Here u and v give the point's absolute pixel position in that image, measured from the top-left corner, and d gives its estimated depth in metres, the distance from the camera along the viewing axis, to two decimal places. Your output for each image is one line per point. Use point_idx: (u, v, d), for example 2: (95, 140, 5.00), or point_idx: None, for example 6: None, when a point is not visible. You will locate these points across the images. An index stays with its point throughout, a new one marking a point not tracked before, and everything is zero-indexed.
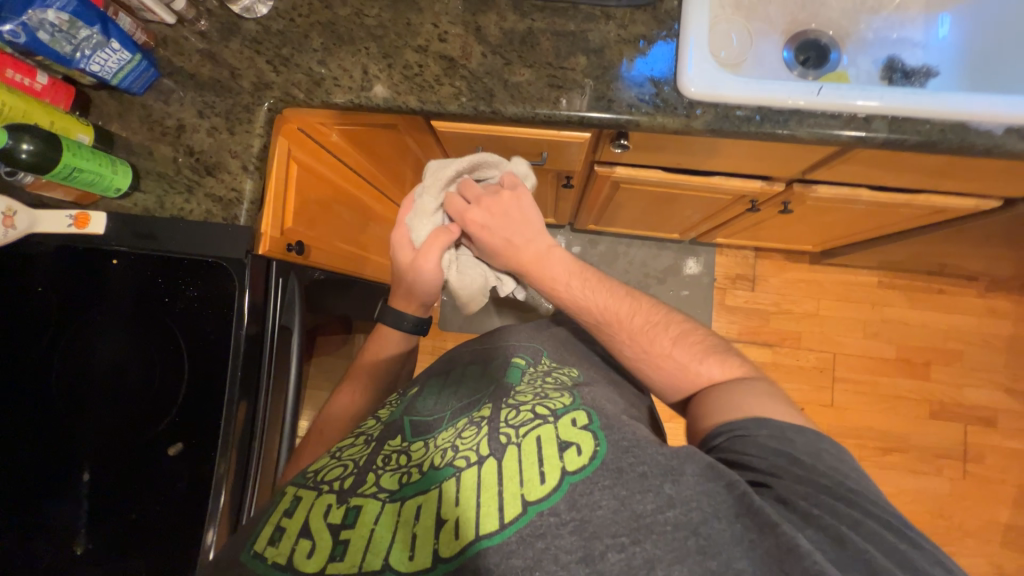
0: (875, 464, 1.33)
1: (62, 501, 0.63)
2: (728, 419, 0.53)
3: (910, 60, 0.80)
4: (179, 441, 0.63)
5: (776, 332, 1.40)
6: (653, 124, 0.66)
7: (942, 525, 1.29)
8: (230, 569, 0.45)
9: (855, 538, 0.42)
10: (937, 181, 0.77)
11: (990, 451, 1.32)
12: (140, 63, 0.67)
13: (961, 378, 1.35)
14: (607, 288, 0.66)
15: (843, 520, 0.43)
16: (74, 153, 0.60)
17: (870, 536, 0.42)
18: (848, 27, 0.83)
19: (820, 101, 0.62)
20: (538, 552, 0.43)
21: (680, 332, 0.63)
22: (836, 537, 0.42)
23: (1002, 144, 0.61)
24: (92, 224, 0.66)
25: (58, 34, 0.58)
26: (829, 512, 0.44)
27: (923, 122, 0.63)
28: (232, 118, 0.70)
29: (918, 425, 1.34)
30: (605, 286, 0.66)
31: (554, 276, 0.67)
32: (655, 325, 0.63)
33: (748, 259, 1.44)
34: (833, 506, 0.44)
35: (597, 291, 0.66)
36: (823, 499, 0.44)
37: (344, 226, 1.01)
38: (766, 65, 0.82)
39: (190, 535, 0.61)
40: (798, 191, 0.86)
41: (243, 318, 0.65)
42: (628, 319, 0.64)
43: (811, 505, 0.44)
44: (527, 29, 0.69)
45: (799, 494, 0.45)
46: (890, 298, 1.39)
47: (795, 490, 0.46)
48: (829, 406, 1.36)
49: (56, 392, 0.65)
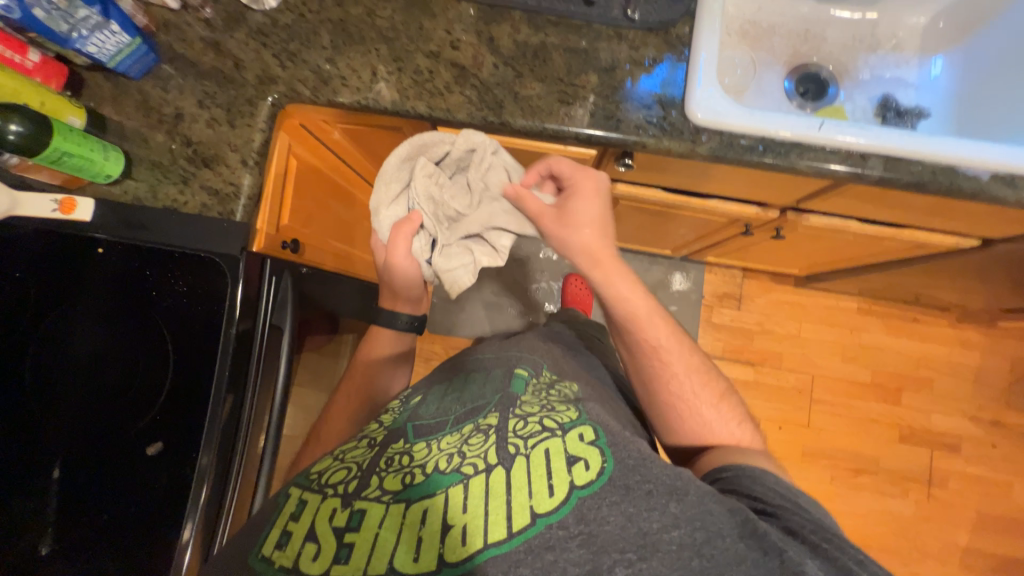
0: (846, 484, 1.37)
1: (28, 497, 0.60)
2: (737, 462, 0.56)
3: (904, 100, 0.84)
4: (159, 440, 0.61)
5: (758, 351, 1.44)
6: (659, 147, 0.67)
7: (906, 546, 1.34)
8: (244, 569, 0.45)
9: (859, 571, 0.43)
10: (922, 219, 0.80)
11: (953, 476, 1.37)
12: (139, 48, 0.65)
13: (931, 404, 1.41)
14: (668, 325, 0.66)
15: (851, 558, 0.44)
16: (65, 137, 0.57)
17: (873, 574, 0.44)
18: (847, 63, 0.86)
19: (820, 136, 0.64)
20: (547, 563, 0.43)
21: (724, 390, 0.65)
22: (844, 569, 0.43)
23: (988, 188, 0.64)
24: (78, 210, 0.62)
25: (55, 12, 0.56)
26: (835, 548, 0.45)
27: (915, 163, 0.65)
28: (233, 110, 0.68)
29: (888, 448, 1.39)
30: (668, 323, 0.65)
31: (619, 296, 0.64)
32: (703, 371, 0.65)
33: (735, 278, 1.47)
34: (840, 544, 0.46)
35: (661, 321, 0.65)
36: (830, 537, 0.46)
37: (338, 225, 0.99)
38: (768, 94, 0.84)
39: (166, 535, 0.59)
40: (791, 219, 0.88)
41: (235, 313, 0.63)
42: (680, 357, 0.65)
43: (819, 539, 0.46)
44: (540, 43, 0.70)
45: (808, 529, 0.47)
46: (868, 324, 1.44)
47: (805, 526, 0.47)
48: (805, 426, 1.40)
49: (28, 382, 0.61)
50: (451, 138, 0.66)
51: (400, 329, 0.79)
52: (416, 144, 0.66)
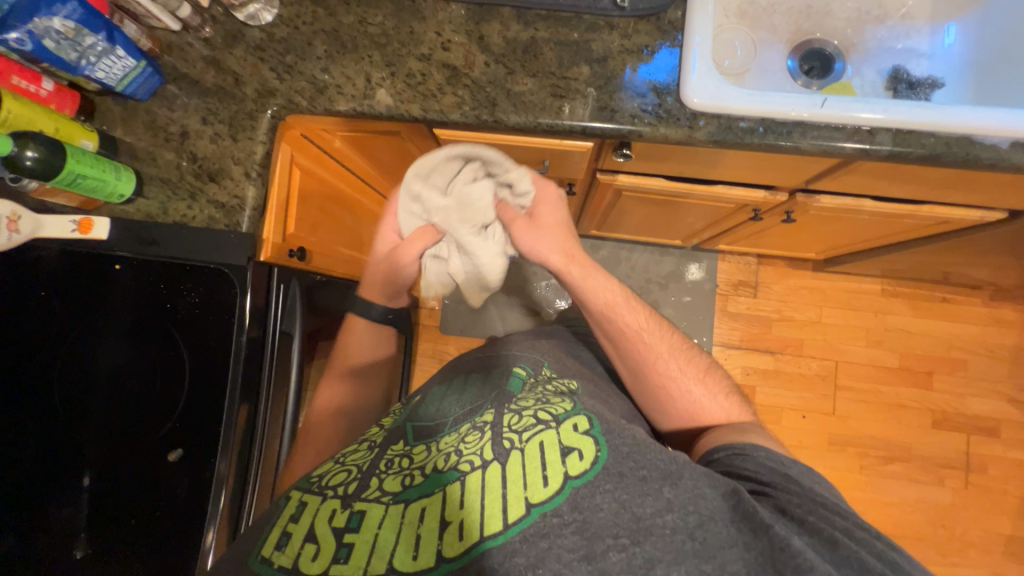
0: (876, 473, 1.32)
1: (65, 503, 0.63)
2: (732, 441, 0.56)
3: (916, 71, 0.80)
4: (179, 447, 0.63)
5: (778, 339, 1.40)
6: (655, 135, 0.66)
7: (944, 536, 1.28)
8: (242, 570, 0.46)
9: (847, 541, 0.43)
10: (940, 193, 0.76)
11: (992, 462, 1.31)
12: (144, 70, 0.67)
13: (965, 387, 1.34)
14: (645, 310, 0.70)
15: (835, 526, 0.45)
16: (78, 160, 0.60)
17: (861, 541, 0.44)
18: (852, 36, 0.83)
19: (824, 112, 0.62)
20: (542, 552, 0.43)
21: (707, 367, 0.68)
22: (830, 541, 0.43)
23: (1006, 158, 0.61)
24: (94, 230, 0.66)
25: (63, 41, 0.58)
26: (821, 519, 0.46)
27: (927, 135, 0.62)
28: (235, 124, 0.70)
29: (921, 434, 1.33)
30: (643, 308, 0.70)
31: (596, 292, 0.69)
32: (686, 350, 0.68)
33: (751, 265, 1.43)
34: (826, 514, 0.46)
35: (636, 313, 0.69)
36: (817, 509, 0.47)
37: (344, 231, 1.01)
38: (770, 75, 0.82)
39: (189, 537, 0.61)
40: (801, 200, 0.85)
41: (245, 321, 0.65)
42: (661, 338, 0.68)
43: (806, 513, 0.46)
44: (530, 38, 0.69)
45: (795, 504, 0.47)
46: (894, 306, 1.38)
47: (792, 501, 0.47)
48: (831, 415, 1.35)
49: (58, 396, 0.65)
50: (505, 163, 0.70)
51: (374, 319, 0.81)
52: (472, 150, 0.70)
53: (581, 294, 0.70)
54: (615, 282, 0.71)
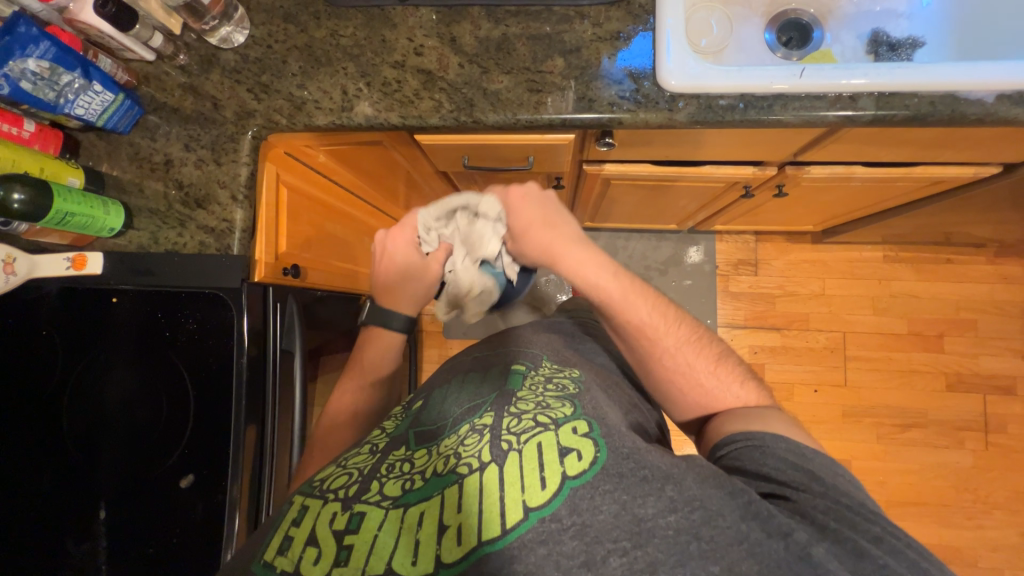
0: (894, 441, 1.31)
1: (83, 538, 0.64)
2: (749, 432, 0.55)
3: (896, 32, 0.79)
4: (190, 473, 0.64)
5: (783, 315, 1.38)
6: (636, 120, 0.65)
7: (968, 498, 1.27)
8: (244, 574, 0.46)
9: (874, 550, 0.42)
10: (931, 153, 0.76)
11: (1011, 420, 1.29)
12: (123, 103, 0.68)
13: (977, 347, 1.33)
14: (649, 300, 0.68)
15: (864, 535, 0.43)
16: (64, 198, 0.60)
17: (892, 551, 0.42)
18: (828, 3, 0.82)
19: (803, 83, 0.61)
20: (540, 558, 0.43)
21: (719, 355, 0.66)
22: (855, 551, 0.42)
23: (994, 112, 0.60)
24: (89, 265, 0.67)
25: (40, 82, 0.59)
26: (848, 527, 0.44)
27: (910, 96, 0.62)
28: (218, 149, 0.71)
29: (936, 398, 1.32)
30: (649, 300, 0.67)
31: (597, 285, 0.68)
32: (695, 340, 0.66)
33: (749, 243, 1.42)
34: (853, 520, 0.45)
35: (641, 302, 0.67)
36: (842, 514, 0.45)
37: (338, 245, 1.02)
38: (748, 50, 0.81)
39: (208, 559, 0.62)
40: (791, 173, 0.85)
41: (243, 345, 0.65)
42: (669, 332, 0.65)
43: (830, 519, 0.45)
44: (502, 35, 0.69)
45: (819, 509, 0.46)
46: (898, 272, 1.37)
47: (815, 505, 0.46)
48: (843, 386, 1.34)
49: (68, 434, 0.65)
50: (476, 198, 0.81)
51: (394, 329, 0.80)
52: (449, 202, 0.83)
53: (581, 288, 0.70)
54: (616, 271, 0.69)
